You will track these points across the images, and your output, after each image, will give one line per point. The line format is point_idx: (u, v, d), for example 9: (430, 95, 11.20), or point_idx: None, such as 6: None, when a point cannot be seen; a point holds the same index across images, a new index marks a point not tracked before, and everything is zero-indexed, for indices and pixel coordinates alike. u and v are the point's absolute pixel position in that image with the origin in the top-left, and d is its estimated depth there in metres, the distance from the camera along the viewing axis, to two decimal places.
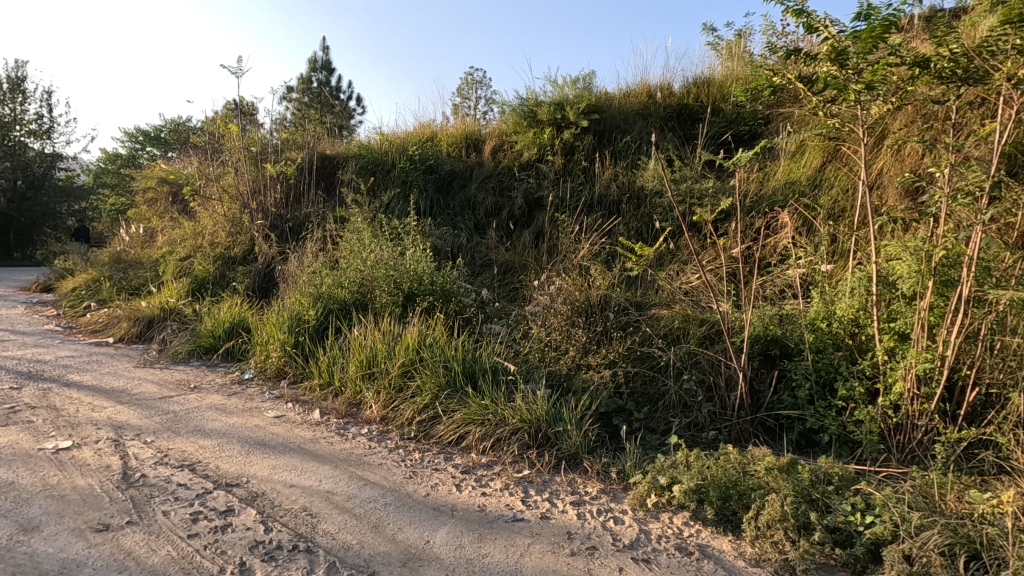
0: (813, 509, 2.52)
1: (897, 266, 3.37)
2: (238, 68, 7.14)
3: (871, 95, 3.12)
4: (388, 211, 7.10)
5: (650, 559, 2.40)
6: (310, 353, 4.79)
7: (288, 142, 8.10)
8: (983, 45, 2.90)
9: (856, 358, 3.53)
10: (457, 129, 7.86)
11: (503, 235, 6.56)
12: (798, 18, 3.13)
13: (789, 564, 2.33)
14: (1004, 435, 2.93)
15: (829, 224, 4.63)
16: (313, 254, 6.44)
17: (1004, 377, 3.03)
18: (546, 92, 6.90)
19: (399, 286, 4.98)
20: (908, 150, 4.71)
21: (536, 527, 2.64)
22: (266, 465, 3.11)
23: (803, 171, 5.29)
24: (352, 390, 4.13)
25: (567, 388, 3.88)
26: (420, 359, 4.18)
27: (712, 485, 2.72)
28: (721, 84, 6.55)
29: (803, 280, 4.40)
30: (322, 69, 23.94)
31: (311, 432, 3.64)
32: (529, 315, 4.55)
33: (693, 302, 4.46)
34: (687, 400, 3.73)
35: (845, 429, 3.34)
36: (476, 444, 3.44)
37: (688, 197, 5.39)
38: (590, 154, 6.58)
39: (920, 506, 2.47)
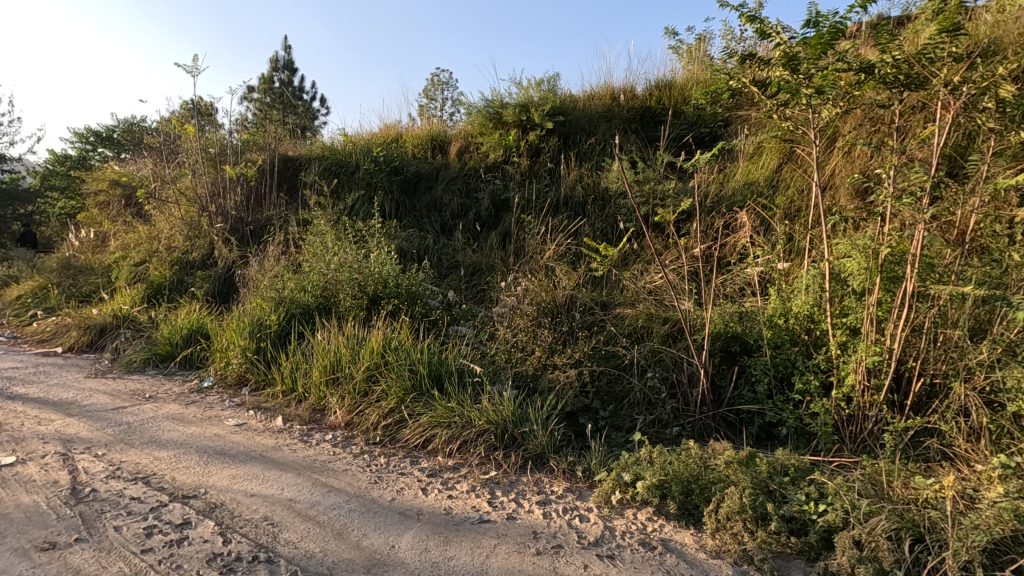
0: (770, 500, 2.61)
1: (848, 263, 3.51)
2: (194, 67, 6.95)
3: (821, 99, 3.24)
4: (353, 213, 7.01)
5: (614, 555, 2.44)
6: (272, 359, 4.68)
7: (248, 143, 7.91)
8: (924, 52, 3.02)
9: (811, 353, 3.66)
10: (423, 130, 7.83)
11: (470, 237, 6.56)
12: (751, 24, 3.21)
13: (748, 555, 2.40)
14: (947, 423, 3.07)
15: (785, 224, 4.79)
16: (275, 258, 6.31)
17: (947, 368, 3.17)
18: (511, 94, 6.93)
19: (364, 289, 4.91)
20: (858, 152, 4.90)
21: (502, 528, 2.64)
22: (225, 474, 3.03)
23: (761, 171, 5.45)
24: (316, 396, 4.06)
25: (533, 388, 3.90)
26: (386, 363, 4.13)
27: (674, 480, 2.78)
28: (682, 86, 6.71)
29: (761, 279, 4.53)
30: (284, 68, 23.43)
31: (273, 440, 3.56)
32: (496, 316, 4.56)
33: (656, 301, 4.55)
34: (651, 397, 3.80)
35: (802, 422, 3.45)
36: (442, 447, 3.43)
37: (651, 198, 5.49)
38: (555, 156, 6.64)
39: (869, 493, 2.57)
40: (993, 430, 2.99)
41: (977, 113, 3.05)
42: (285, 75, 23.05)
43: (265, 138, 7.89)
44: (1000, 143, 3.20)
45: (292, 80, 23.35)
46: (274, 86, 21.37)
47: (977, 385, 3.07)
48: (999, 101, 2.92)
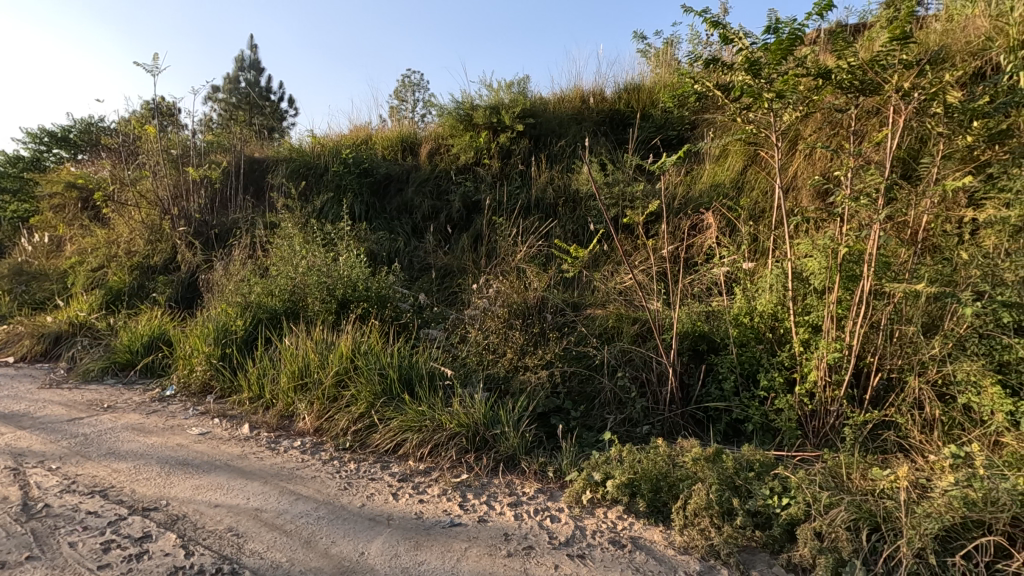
0: (736, 495, 2.66)
1: (810, 263, 3.63)
2: (154, 66, 6.62)
3: (782, 104, 3.33)
4: (322, 215, 6.89)
5: (584, 555, 2.46)
6: (238, 366, 4.57)
7: (212, 145, 7.73)
8: (876, 59, 3.13)
9: (775, 350, 3.75)
10: (393, 132, 7.77)
11: (441, 239, 6.52)
12: (715, 29, 3.27)
13: (714, 549, 2.45)
14: (903, 416, 3.18)
15: (750, 224, 4.90)
16: (241, 262, 6.16)
17: (903, 362, 3.28)
18: (481, 96, 6.92)
19: (333, 293, 4.83)
20: (819, 155, 5.04)
21: (473, 531, 2.63)
22: (188, 485, 2.94)
23: (726, 173, 5.56)
24: (284, 402, 3.99)
25: (504, 390, 3.91)
26: (355, 367, 4.08)
27: (644, 478, 2.82)
28: (650, 90, 6.81)
29: (727, 278, 4.62)
30: (250, 67, 22.87)
31: (239, 448, 3.48)
32: (467, 319, 4.55)
33: (627, 301, 4.61)
34: (622, 397, 3.85)
35: (767, 418, 3.53)
36: (413, 451, 3.41)
37: (621, 199, 5.55)
38: (526, 158, 6.67)
39: (829, 486, 2.65)
40: (945, 421, 3.13)
41: (927, 118, 3.16)
42: (251, 75, 22.55)
43: (230, 139, 7.70)
44: (948, 146, 3.34)
45: (259, 79, 22.88)
46: (240, 86, 20.86)
47: (930, 378, 3.20)
48: (946, 106, 3.03)
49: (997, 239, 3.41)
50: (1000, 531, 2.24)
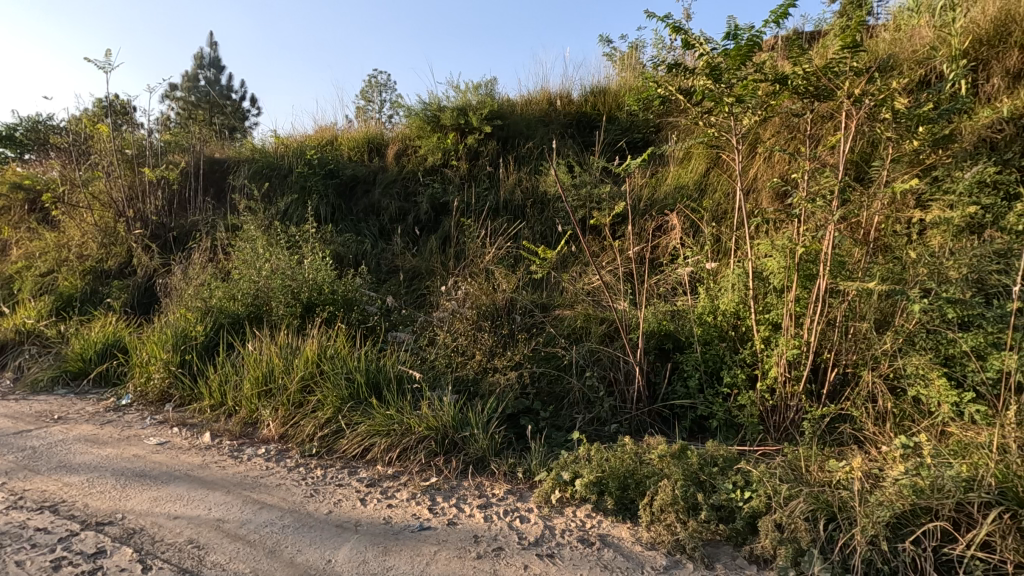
0: (700, 490, 2.73)
1: (769, 263, 3.74)
2: (106, 62, 6.40)
3: (742, 108, 3.43)
4: (286, 217, 6.75)
5: (554, 554, 2.47)
6: (199, 373, 4.44)
7: (170, 145, 7.49)
8: (830, 66, 3.26)
9: (737, 348, 3.85)
10: (359, 132, 7.67)
11: (409, 241, 6.46)
12: (676, 35, 3.34)
13: (680, 544, 2.50)
14: (858, 409, 3.31)
15: (713, 226, 5.02)
16: (201, 265, 5.98)
17: (857, 357, 3.40)
18: (449, 97, 6.89)
19: (298, 297, 4.74)
20: (777, 158, 5.21)
21: (442, 534, 2.62)
22: (145, 497, 2.84)
23: (690, 175, 5.68)
24: (248, 409, 3.89)
25: (473, 393, 3.90)
26: (321, 372, 4.01)
27: (611, 476, 2.85)
28: (616, 93, 6.91)
29: (691, 278, 4.71)
30: (210, 65, 22.21)
31: (199, 457, 3.38)
32: (435, 321, 4.53)
33: (594, 301, 4.66)
34: (590, 396, 3.90)
35: (730, 414, 3.61)
36: (381, 456, 3.36)
37: (588, 201, 5.62)
38: (494, 160, 6.68)
39: (789, 479, 2.73)
40: (896, 413, 3.26)
41: (877, 123, 3.30)
42: (210, 74, 21.90)
43: (189, 139, 7.46)
44: (897, 150, 3.50)
45: (219, 78, 22.26)
46: (199, 84, 20.22)
47: (882, 372, 3.33)
48: (894, 112, 3.17)
49: (942, 239, 3.59)
50: (946, 516, 2.36)
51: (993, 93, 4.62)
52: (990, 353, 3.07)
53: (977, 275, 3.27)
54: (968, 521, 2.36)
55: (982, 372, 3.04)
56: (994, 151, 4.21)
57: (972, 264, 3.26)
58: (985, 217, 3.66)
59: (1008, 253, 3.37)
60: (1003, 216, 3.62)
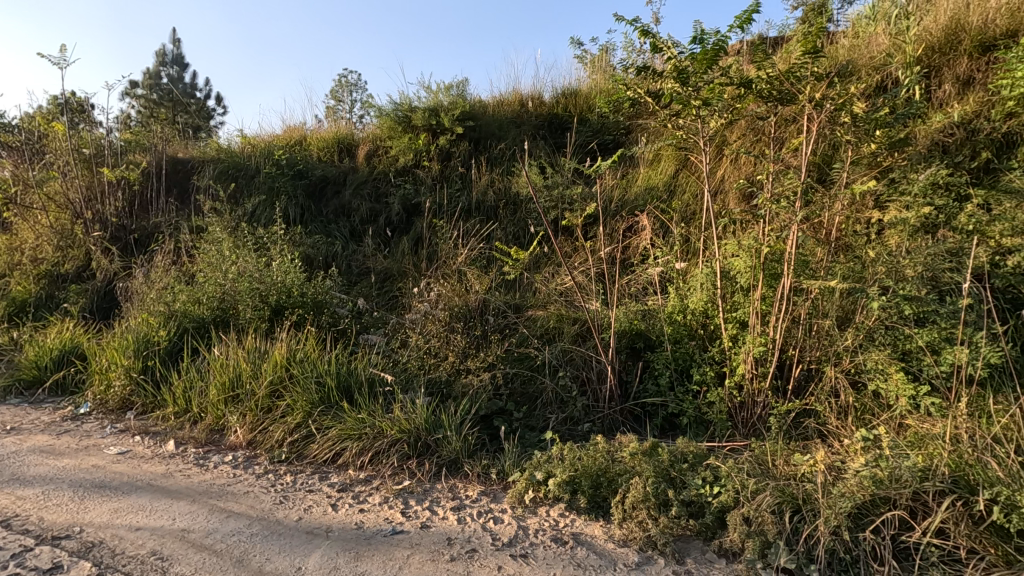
0: (671, 487, 2.77)
1: (736, 262, 3.83)
2: (61, 57, 6.15)
3: (709, 111, 3.50)
4: (253, 219, 6.61)
5: (527, 554, 2.48)
6: (162, 379, 4.30)
7: (131, 144, 7.25)
8: (792, 71, 3.36)
9: (706, 346, 3.93)
10: (328, 133, 7.56)
11: (380, 242, 6.39)
12: (645, 38, 3.39)
13: (651, 540, 2.54)
14: (822, 404, 3.41)
15: (682, 226, 5.10)
16: (165, 268, 5.80)
17: (820, 354, 3.51)
18: (420, 97, 6.85)
19: (266, 300, 4.64)
20: (743, 160, 5.33)
21: (415, 537, 2.60)
22: (105, 509, 2.74)
23: (660, 177, 5.76)
24: (214, 415, 3.79)
25: (446, 395, 3.88)
26: (291, 376, 3.93)
27: (584, 476, 2.87)
28: (587, 95, 6.97)
29: (662, 278, 4.79)
30: (173, 62, 21.63)
31: (163, 466, 3.28)
32: (408, 323, 4.50)
33: (567, 302, 4.69)
34: (563, 396, 3.92)
35: (700, 411, 3.68)
36: (353, 460, 3.32)
37: (559, 202, 5.65)
38: (466, 161, 6.67)
39: (756, 473, 2.79)
40: (858, 407, 3.37)
41: (837, 126, 3.41)
42: (173, 71, 21.29)
43: (150, 139, 7.23)
44: (856, 153, 3.62)
45: (182, 76, 21.66)
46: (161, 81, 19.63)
47: (844, 368, 3.44)
48: (853, 116, 3.28)
49: (899, 238, 3.72)
50: (903, 505, 2.45)
51: (945, 98, 4.83)
52: (943, 348, 3.19)
53: (932, 273, 3.39)
54: (924, 509, 2.46)
55: (936, 366, 3.16)
56: (946, 154, 4.40)
57: (927, 262, 3.39)
58: (938, 217, 3.79)
59: (959, 252, 3.48)
60: (955, 216, 3.75)
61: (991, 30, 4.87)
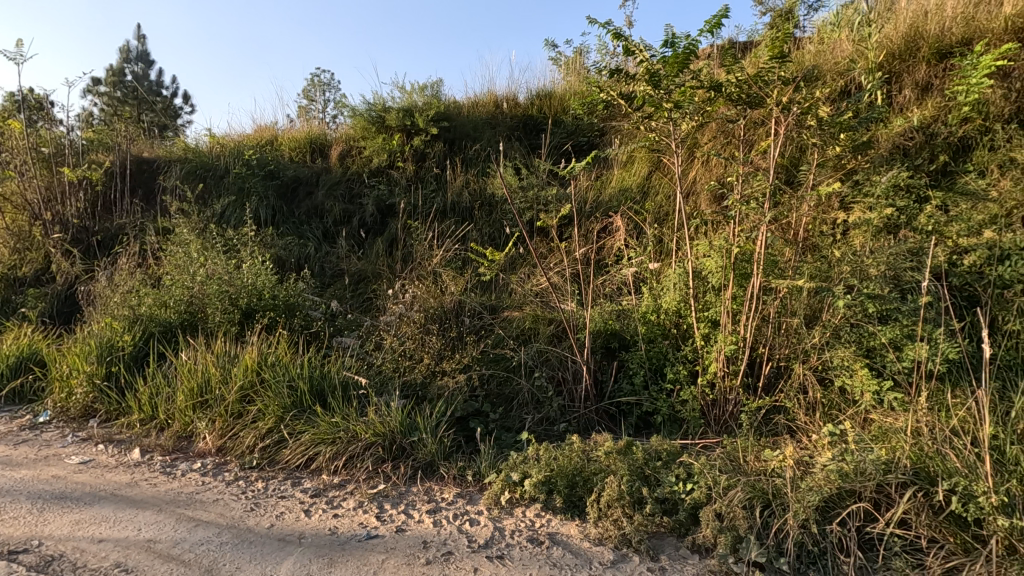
0: (645, 485, 2.80)
1: (708, 262, 3.89)
2: (17, 53, 5.90)
3: (681, 113, 3.55)
4: (222, 220, 6.47)
5: (503, 555, 2.48)
6: (127, 385, 4.18)
7: (93, 142, 7.01)
8: (761, 75, 3.43)
9: (679, 345, 3.99)
10: (300, 132, 7.44)
11: (354, 244, 6.31)
12: (618, 41, 3.43)
13: (626, 538, 2.56)
14: (791, 400, 3.49)
15: (655, 227, 5.17)
16: (129, 271, 5.63)
17: (789, 351, 3.59)
18: (394, 98, 6.79)
19: (236, 303, 4.53)
20: (714, 162, 5.42)
21: (391, 541, 2.58)
22: (66, 521, 2.65)
23: (633, 178, 5.83)
24: (181, 421, 3.69)
25: (421, 397, 3.86)
26: (262, 380, 3.85)
27: (560, 475, 2.88)
28: (561, 97, 7.01)
29: (636, 278, 4.84)
30: (137, 59, 21.02)
31: (128, 475, 3.18)
32: (382, 325, 4.45)
33: (542, 302, 4.71)
34: (539, 396, 3.93)
35: (673, 409, 3.73)
36: (327, 465, 3.27)
37: (535, 203, 5.66)
38: (441, 162, 6.64)
39: (728, 469, 2.84)
40: (825, 403, 3.46)
41: (804, 129, 3.49)
42: (138, 68, 20.68)
43: (113, 137, 7.00)
44: (821, 156, 3.72)
45: (147, 72, 21.07)
46: (125, 78, 19.03)
47: (812, 364, 3.52)
48: (818, 119, 3.37)
49: (863, 238, 3.84)
50: (868, 498, 2.53)
51: (905, 104, 5.00)
52: (905, 344, 3.30)
53: (894, 272, 3.50)
54: (887, 500, 2.54)
55: (899, 362, 3.27)
56: (906, 157, 4.55)
57: (889, 262, 3.49)
58: (900, 217, 3.92)
59: (920, 251, 3.60)
60: (916, 217, 3.88)
61: (947, 38, 5.06)
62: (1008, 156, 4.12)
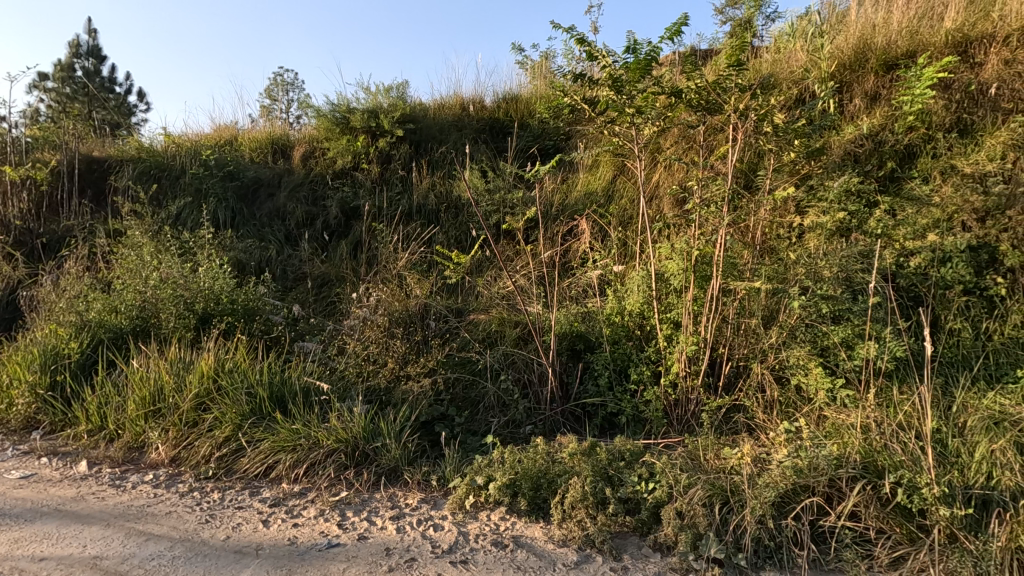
0: (609, 485, 2.83)
1: (670, 265, 3.96)
2: None
3: (643, 119, 3.61)
4: (178, 222, 6.26)
5: (467, 559, 2.47)
6: (74, 395, 3.99)
7: (39, 141, 6.70)
8: (719, 82, 3.51)
9: (643, 346, 4.05)
10: (261, 133, 7.27)
11: (317, 246, 6.19)
12: (581, 46, 3.46)
13: (590, 539, 2.58)
14: (749, 399, 3.58)
15: (620, 230, 5.24)
16: (77, 275, 5.38)
17: (747, 352, 3.68)
18: (358, 99, 6.70)
19: (191, 307, 4.38)
20: (676, 166, 5.53)
21: (352, 550, 2.53)
22: (4, 540, 2.51)
23: (599, 182, 5.89)
24: (132, 432, 3.55)
25: (385, 402, 3.80)
26: (218, 387, 3.74)
27: (524, 478, 2.88)
28: (527, 100, 7.03)
29: (601, 280, 4.89)
30: (87, 54, 20.11)
31: (74, 489, 3.03)
32: (346, 330, 4.38)
33: (509, 305, 4.70)
34: (504, 399, 3.92)
35: (638, 409, 3.77)
36: (287, 473, 3.19)
37: (501, 206, 5.66)
38: (406, 164, 6.58)
39: (689, 468, 2.90)
40: (782, 401, 3.56)
41: (760, 136, 3.59)
42: (88, 64, 19.79)
43: (60, 135, 6.68)
44: (778, 161, 3.84)
45: (99, 68, 20.22)
46: (74, 74, 18.21)
47: (769, 364, 3.62)
48: (774, 126, 3.48)
49: (818, 241, 3.98)
50: (821, 492, 2.62)
51: (855, 112, 5.20)
52: (856, 343, 3.43)
53: (846, 274, 3.64)
54: (839, 494, 2.64)
55: (850, 361, 3.39)
56: (857, 163, 4.73)
57: (841, 264, 3.64)
58: (851, 221, 4.07)
59: (869, 254, 3.76)
60: (866, 222, 4.05)
61: (894, 50, 5.30)
62: (949, 163, 4.34)
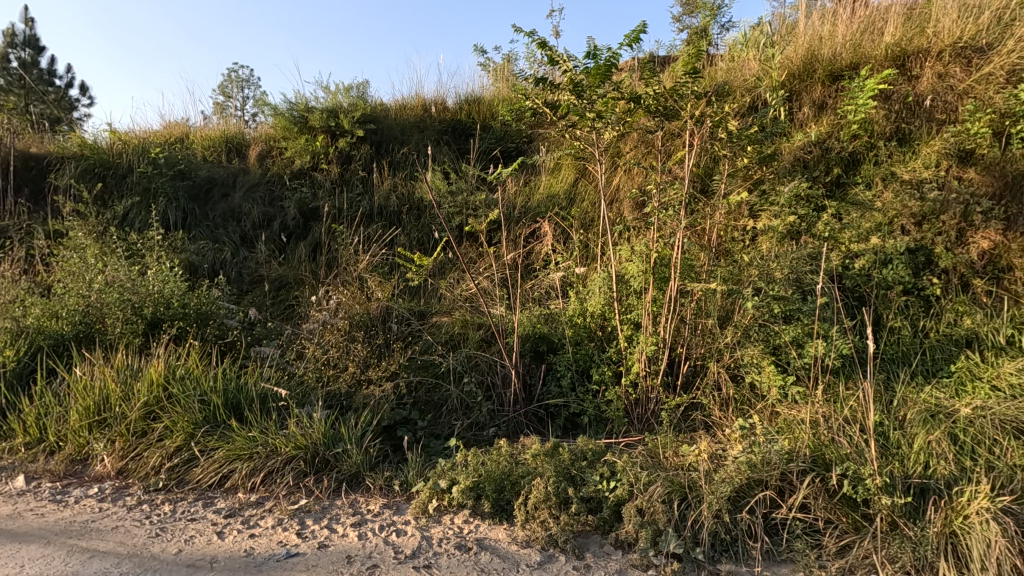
0: (571, 484, 2.86)
1: (630, 267, 4.04)
2: None
3: (603, 123, 3.66)
4: (125, 222, 5.99)
5: (430, 564, 2.45)
6: (9, 406, 3.76)
7: None
8: (676, 89, 3.60)
9: (604, 347, 4.11)
10: (215, 131, 7.03)
11: (275, 248, 6.03)
12: (542, 50, 3.49)
13: (553, 539, 2.61)
14: (707, 397, 3.68)
15: (581, 233, 5.32)
16: (13, 279, 5.08)
17: (704, 351, 3.79)
18: (317, 98, 6.55)
19: (140, 312, 4.20)
20: (636, 170, 5.65)
21: (312, 559, 2.48)
22: None
23: (561, 185, 5.96)
24: (75, 444, 3.37)
25: (346, 407, 3.74)
26: (170, 395, 3.59)
27: (488, 480, 2.88)
28: (490, 102, 7.04)
29: (563, 282, 4.94)
30: (23, 44, 18.99)
31: (10, 506, 2.87)
32: (304, 334, 4.28)
33: (472, 308, 4.71)
34: (468, 401, 3.92)
35: (599, 409, 3.83)
36: (243, 482, 3.09)
37: (464, 208, 5.65)
38: (367, 164, 6.48)
39: (649, 466, 2.96)
40: (737, 399, 3.68)
41: (715, 142, 3.71)
42: (25, 54, 18.71)
43: None
44: (732, 167, 3.97)
45: (37, 60, 19.10)
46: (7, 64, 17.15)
47: (725, 363, 3.74)
48: (728, 132, 3.60)
49: (770, 244, 4.13)
50: (773, 486, 2.72)
51: (804, 120, 5.43)
52: (805, 342, 3.58)
53: (795, 275, 3.80)
54: (790, 487, 2.75)
55: (800, 359, 3.53)
56: (806, 169, 4.94)
57: (791, 266, 3.81)
58: (801, 224, 4.25)
59: (817, 256, 3.94)
60: (814, 225, 4.23)
61: (838, 62, 5.56)
62: (889, 170, 4.59)
